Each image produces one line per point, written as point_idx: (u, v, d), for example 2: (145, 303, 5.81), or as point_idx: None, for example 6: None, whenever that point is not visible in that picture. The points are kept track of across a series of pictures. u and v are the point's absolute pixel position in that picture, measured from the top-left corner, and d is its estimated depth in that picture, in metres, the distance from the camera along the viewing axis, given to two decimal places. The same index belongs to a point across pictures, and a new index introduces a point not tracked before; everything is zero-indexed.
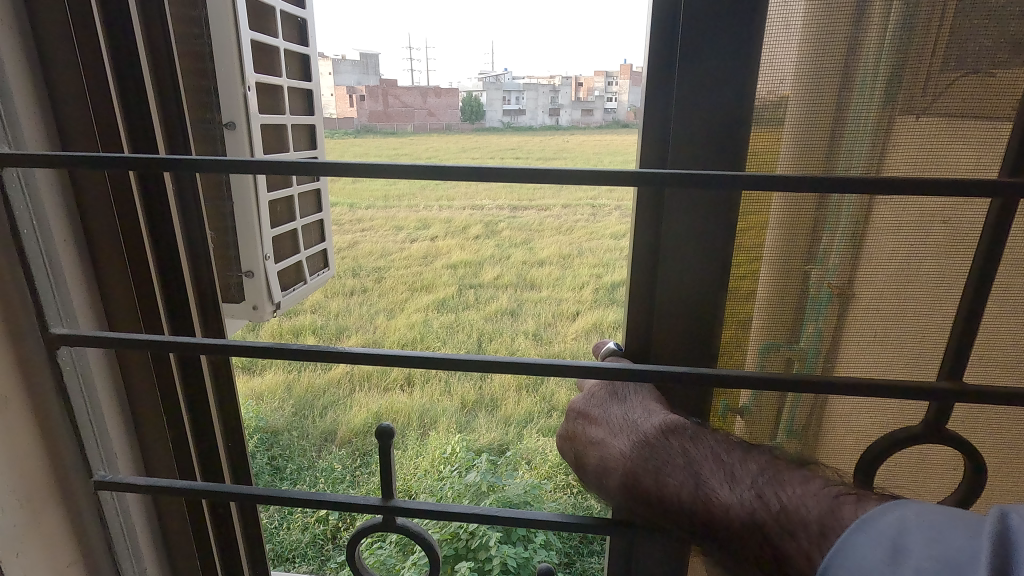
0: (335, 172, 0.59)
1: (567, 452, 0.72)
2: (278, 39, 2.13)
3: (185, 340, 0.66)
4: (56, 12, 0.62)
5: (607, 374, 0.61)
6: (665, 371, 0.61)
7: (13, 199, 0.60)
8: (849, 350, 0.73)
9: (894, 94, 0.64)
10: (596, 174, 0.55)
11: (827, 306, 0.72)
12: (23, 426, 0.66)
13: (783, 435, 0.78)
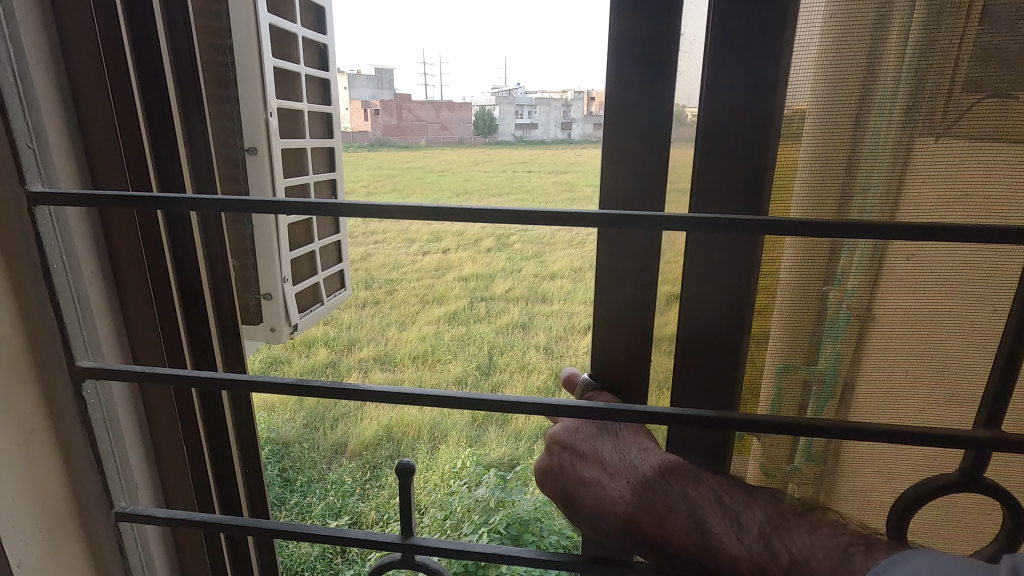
0: (356, 214, 0.59)
1: (557, 492, 0.70)
2: (300, 65, 2.17)
3: (208, 376, 0.67)
4: (89, 55, 0.63)
5: (628, 417, 0.61)
6: (687, 415, 0.60)
7: (45, 234, 0.61)
8: (869, 376, 0.71)
9: (915, 114, 0.61)
10: (619, 218, 0.55)
11: (844, 329, 0.70)
12: (46, 457, 0.66)
13: (802, 459, 0.76)
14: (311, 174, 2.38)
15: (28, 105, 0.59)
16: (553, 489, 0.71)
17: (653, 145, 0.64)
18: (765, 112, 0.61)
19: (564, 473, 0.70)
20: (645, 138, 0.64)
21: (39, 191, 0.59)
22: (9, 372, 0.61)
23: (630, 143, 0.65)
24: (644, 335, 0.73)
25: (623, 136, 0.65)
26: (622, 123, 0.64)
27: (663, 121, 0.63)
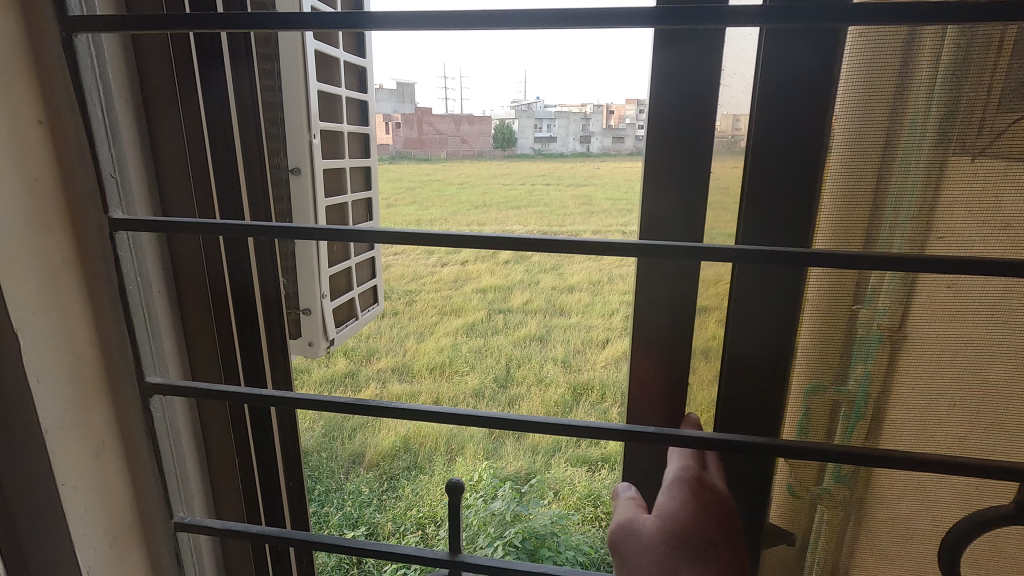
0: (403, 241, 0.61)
1: (677, 488, 0.71)
2: (341, 87, 2.25)
3: (262, 394, 0.70)
4: (166, 90, 0.68)
5: (680, 442, 0.62)
6: (733, 441, 0.61)
7: (123, 258, 0.66)
8: (900, 402, 0.69)
9: (948, 133, 0.59)
10: (674, 249, 0.57)
11: (877, 349, 0.68)
12: (114, 468, 0.69)
13: (831, 481, 0.76)
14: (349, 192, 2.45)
15: (112, 137, 0.63)
16: (663, 493, 0.71)
17: (690, 167, 0.68)
18: (805, 147, 0.63)
19: (699, 485, 0.71)
20: (684, 159, 0.68)
21: (121, 218, 0.63)
22: (82, 387, 0.65)
23: (671, 167, 0.68)
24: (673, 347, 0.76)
25: (662, 158, 0.68)
26: (663, 145, 0.68)
27: (702, 144, 0.67)
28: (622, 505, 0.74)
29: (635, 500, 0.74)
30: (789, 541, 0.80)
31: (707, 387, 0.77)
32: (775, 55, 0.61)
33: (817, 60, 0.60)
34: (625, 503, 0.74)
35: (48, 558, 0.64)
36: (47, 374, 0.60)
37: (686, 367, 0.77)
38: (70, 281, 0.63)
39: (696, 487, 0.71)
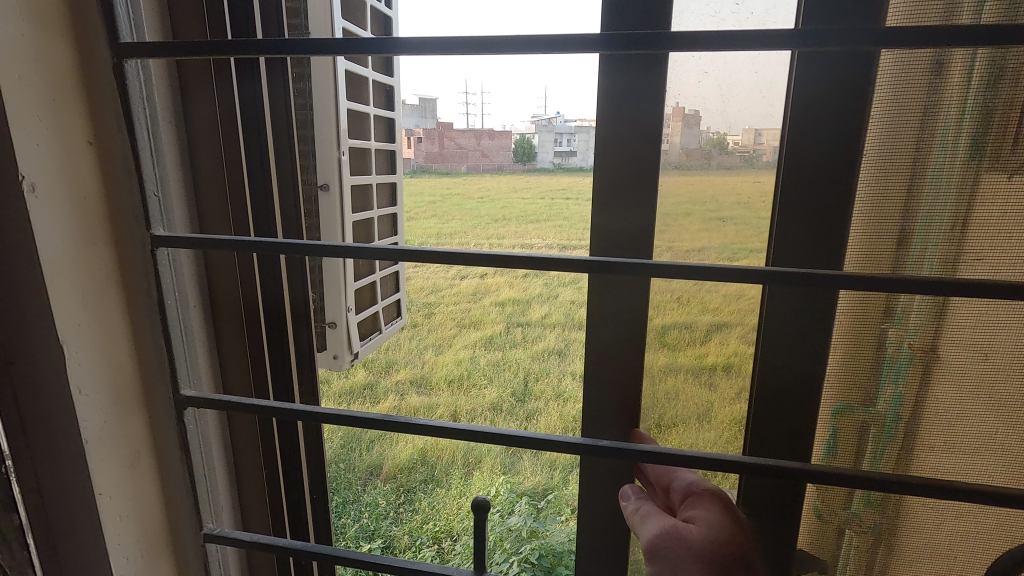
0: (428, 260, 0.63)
1: (711, 499, 0.71)
2: (369, 106, 2.30)
3: (290, 408, 0.70)
4: (207, 111, 0.71)
5: (711, 465, 0.62)
6: (765, 464, 0.61)
7: (163, 274, 0.68)
8: (933, 424, 0.68)
9: (980, 148, 0.60)
10: (705, 270, 0.57)
11: (907, 368, 0.68)
12: (147, 479, 0.71)
13: (860, 505, 0.73)
14: (375, 207, 2.49)
15: (156, 157, 0.66)
16: (697, 503, 0.70)
17: (637, 180, 0.68)
18: (839, 166, 0.62)
19: (727, 497, 0.72)
20: (632, 173, 0.68)
21: (163, 235, 0.66)
22: (122, 399, 0.66)
23: (621, 184, 0.69)
24: (696, 364, 0.76)
25: (611, 172, 0.68)
26: (612, 158, 0.68)
27: (650, 156, 0.67)
28: (649, 509, 0.70)
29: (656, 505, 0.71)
30: (820, 568, 0.77)
31: (733, 407, 0.76)
32: (808, 76, 0.61)
33: (852, 81, 0.60)
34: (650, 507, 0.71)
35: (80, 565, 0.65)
36: (90, 385, 0.62)
37: (707, 384, 0.76)
38: (113, 296, 0.65)
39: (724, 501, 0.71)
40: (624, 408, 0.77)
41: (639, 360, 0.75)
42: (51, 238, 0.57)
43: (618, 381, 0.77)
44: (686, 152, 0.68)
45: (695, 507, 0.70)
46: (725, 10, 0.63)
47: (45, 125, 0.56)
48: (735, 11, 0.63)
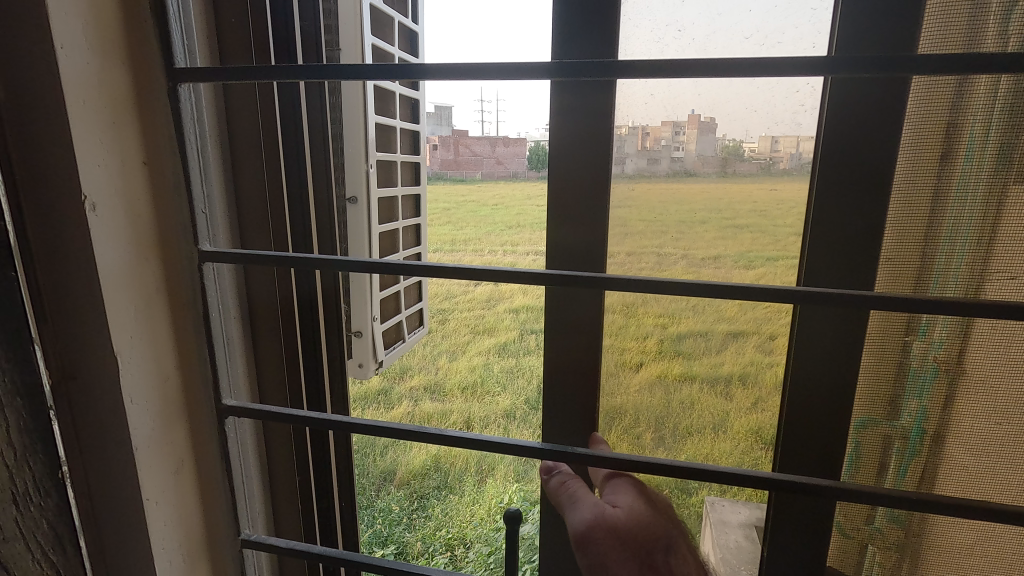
0: (471, 275, 0.65)
1: (631, 489, 0.80)
2: (396, 120, 2.35)
3: (330, 418, 0.73)
4: (250, 130, 0.74)
5: (747, 482, 0.62)
6: (799, 482, 0.61)
7: (209, 288, 0.71)
8: (960, 438, 0.69)
9: (1005, 166, 0.62)
10: (742, 289, 0.57)
11: (933, 381, 0.70)
12: (190, 486, 0.73)
13: (885, 522, 0.75)
14: (401, 220, 2.52)
15: (205, 176, 0.70)
16: (626, 488, 0.79)
17: (588, 200, 0.72)
18: (870, 184, 0.63)
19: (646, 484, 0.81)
20: (582, 192, 0.72)
21: (209, 250, 0.69)
22: (171, 409, 0.69)
23: (576, 202, 0.72)
24: (711, 373, 0.78)
25: (562, 189, 0.72)
26: (564, 175, 0.72)
27: (600, 173, 0.71)
28: (583, 490, 0.77)
29: (585, 484, 0.78)
30: None
31: (757, 422, 0.76)
32: (842, 99, 0.61)
33: (887, 105, 0.60)
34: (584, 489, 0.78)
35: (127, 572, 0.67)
36: (139, 395, 0.64)
37: (722, 393, 0.78)
38: (164, 310, 0.67)
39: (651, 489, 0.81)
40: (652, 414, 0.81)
41: None
42: (110, 254, 0.60)
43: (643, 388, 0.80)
44: (702, 159, 0.71)
45: (624, 491, 0.79)
46: (668, 36, 0.69)
47: (106, 146, 0.59)
48: (677, 37, 0.69)
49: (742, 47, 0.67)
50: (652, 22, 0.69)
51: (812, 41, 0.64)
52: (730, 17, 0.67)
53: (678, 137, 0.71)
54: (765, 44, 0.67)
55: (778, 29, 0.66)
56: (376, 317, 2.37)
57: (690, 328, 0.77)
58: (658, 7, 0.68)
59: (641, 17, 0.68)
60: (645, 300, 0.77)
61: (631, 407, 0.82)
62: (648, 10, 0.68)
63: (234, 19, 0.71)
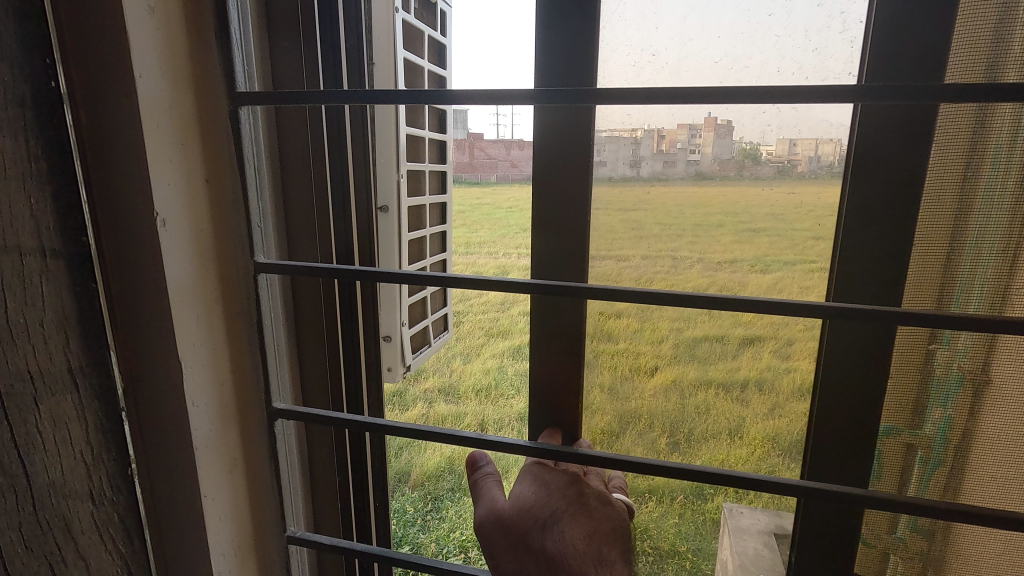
0: (515, 289, 0.66)
1: (528, 479, 0.80)
2: (425, 130, 2.39)
3: (372, 422, 0.76)
4: (301, 149, 0.78)
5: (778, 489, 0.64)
6: (827, 490, 0.64)
7: (263, 298, 0.75)
8: (983, 447, 0.72)
9: None
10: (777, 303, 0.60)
11: (958, 391, 0.71)
12: (242, 486, 0.77)
13: (906, 530, 0.77)
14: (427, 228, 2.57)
15: (258, 193, 0.74)
16: (523, 480, 0.80)
17: (573, 215, 0.76)
18: (899, 201, 0.65)
19: (547, 472, 0.81)
20: (563, 207, 0.76)
21: (265, 262, 0.73)
22: (225, 413, 0.73)
23: (564, 217, 0.76)
24: (726, 377, 0.80)
25: (545, 203, 0.77)
26: (547, 190, 0.76)
27: (580, 190, 0.75)
28: (485, 484, 0.82)
29: (490, 486, 0.81)
30: None
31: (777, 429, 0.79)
32: (874, 121, 0.63)
33: (912, 131, 0.62)
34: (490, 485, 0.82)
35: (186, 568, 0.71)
36: (201, 398, 0.69)
37: (739, 398, 0.81)
38: (225, 320, 0.71)
39: (553, 480, 0.79)
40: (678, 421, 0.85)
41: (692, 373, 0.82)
42: (177, 266, 0.64)
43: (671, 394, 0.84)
44: (718, 161, 0.74)
45: (522, 483, 0.80)
46: (643, 60, 0.74)
47: (175, 167, 0.63)
48: (651, 62, 0.74)
49: (712, 70, 0.73)
50: (627, 47, 0.73)
51: (778, 65, 0.70)
52: (699, 43, 0.72)
53: (695, 140, 0.74)
54: (733, 68, 0.72)
55: (746, 53, 0.71)
56: (404, 323, 2.41)
57: (706, 331, 0.80)
58: (634, 33, 0.73)
59: (618, 42, 0.73)
60: (660, 309, 0.80)
61: (647, 411, 0.86)
62: (624, 36, 0.73)
63: (286, 44, 0.76)
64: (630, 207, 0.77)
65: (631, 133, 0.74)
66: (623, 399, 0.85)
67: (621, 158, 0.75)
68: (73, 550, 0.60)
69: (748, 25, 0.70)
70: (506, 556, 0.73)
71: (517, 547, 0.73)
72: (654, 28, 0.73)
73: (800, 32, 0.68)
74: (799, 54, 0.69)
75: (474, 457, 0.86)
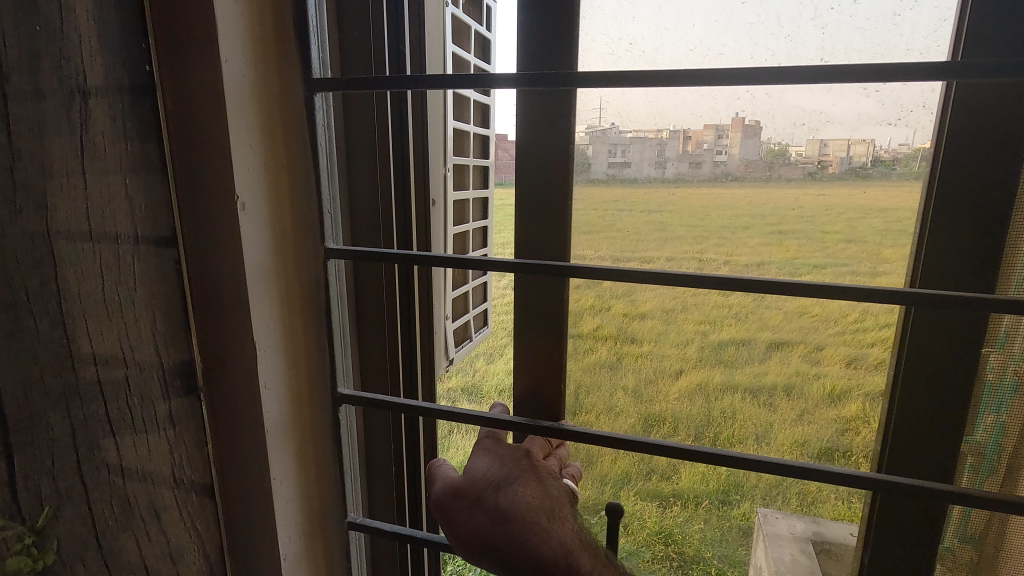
0: (574, 272, 0.69)
1: (483, 450, 0.78)
2: None
3: (428, 406, 0.77)
4: (365, 135, 0.79)
5: (839, 479, 0.64)
6: (889, 481, 0.63)
7: (332, 281, 0.76)
8: None
9: None
10: (840, 289, 0.60)
11: (1013, 393, 0.67)
12: (309, 466, 0.77)
13: (956, 540, 0.72)
14: None
15: (328, 177, 0.74)
16: (477, 454, 0.77)
17: (554, 201, 0.77)
18: (995, 179, 0.62)
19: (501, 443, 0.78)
20: (544, 194, 0.77)
21: (334, 248, 0.74)
22: (296, 397, 0.73)
23: (550, 202, 0.77)
24: (754, 383, 0.79)
25: (526, 191, 0.77)
26: (528, 178, 0.77)
27: (564, 177, 0.76)
28: (444, 466, 0.79)
29: (444, 466, 0.79)
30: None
31: (804, 440, 0.78)
32: (969, 104, 0.61)
33: (1005, 112, 0.60)
34: (447, 468, 0.79)
35: (254, 550, 0.73)
36: (272, 378, 0.68)
37: (765, 403, 0.79)
38: (297, 305, 0.72)
39: (507, 450, 0.77)
40: (707, 419, 0.82)
41: (714, 380, 0.81)
42: (254, 251, 0.64)
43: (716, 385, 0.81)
44: (745, 162, 0.72)
45: (475, 458, 0.77)
46: (620, 49, 0.73)
47: (254, 150, 0.63)
48: (629, 50, 0.73)
49: (687, 58, 0.71)
50: (606, 37, 0.73)
51: (751, 52, 0.69)
52: (675, 32, 0.71)
53: (721, 141, 0.73)
54: (708, 55, 0.71)
55: (720, 42, 0.70)
56: None
57: (732, 334, 0.78)
58: (611, 23, 0.72)
59: (596, 31, 0.73)
60: (695, 298, 0.79)
61: (671, 414, 0.83)
62: (602, 26, 0.73)
63: (356, 32, 0.76)
64: (655, 207, 0.77)
65: (656, 134, 0.75)
66: (647, 401, 0.84)
67: (646, 159, 0.76)
68: (155, 520, 0.64)
69: (722, 13, 0.69)
70: (463, 520, 0.72)
71: (471, 508, 0.72)
72: (630, 18, 0.72)
73: (773, 18, 0.68)
74: (772, 40, 0.68)
75: (432, 461, 0.80)
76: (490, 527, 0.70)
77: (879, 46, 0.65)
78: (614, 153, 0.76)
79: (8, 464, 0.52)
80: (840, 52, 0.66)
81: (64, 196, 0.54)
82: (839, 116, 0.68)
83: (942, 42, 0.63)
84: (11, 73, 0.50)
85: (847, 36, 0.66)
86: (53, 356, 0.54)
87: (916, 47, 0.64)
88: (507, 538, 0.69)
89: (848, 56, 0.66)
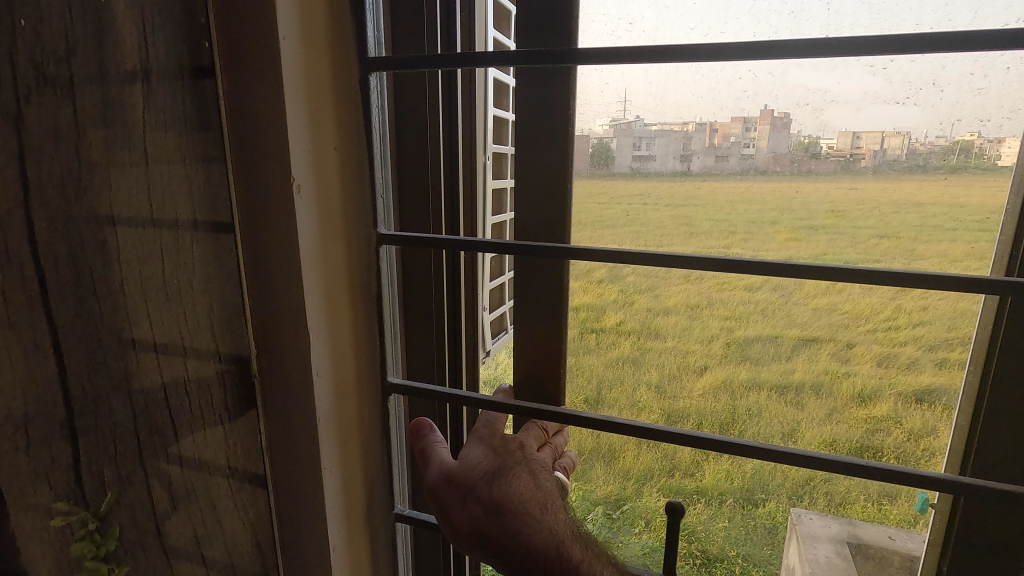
0: (622, 259, 0.65)
1: (479, 440, 0.74)
2: None
3: (473, 395, 0.74)
4: (416, 123, 0.77)
5: (913, 481, 0.60)
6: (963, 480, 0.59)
7: (383, 270, 0.75)
8: None
9: None
10: (907, 277, 0.56)
11: None
12: (358, 458, 0.76)
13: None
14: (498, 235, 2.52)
15: (380, 163, 0.74)
16: (471, 444, 0.74)
17: (553, 187, 0.72)
18: None
19: (496, 431, 0.75)
20: (542, 179, 0.72)
21: (387, 233, 0.73)
22: (345, 385, 0.72)
23: (555, 188, 0.72)
24: (783, 381, 0.74)
25: (528, 175, 0.73)
26: (528, 163, 0.72)
27: (564, 164, 0.71)
28: (435, 446, 0.74)
29: (437, 445, 0.75)
30: None
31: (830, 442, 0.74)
32: None
33: None
34: (437, 444, 0.75)
35: (303, 535, 0.72)
36: (321, 366, 0.67)
37: (793, 402, 0.75)
38: (347, 292, 0.70)
39: (501, 439, 0.74)
40: (728, 412, 0.78)
41: (741, 376, 0.76)
42: (309, 237, 0.63)
43: (755, 382, 0.76)
44: (774, 156, 0.67)
45: (469, 446, 0.74)
46: (621, 29, 0.70)
47: (309, 130, 0.62)
48: (630, 29, 0.69)
49: (689, 37, 0.67)
50: (604, 17, 0.69)
51: (753, 30, 0.65)
52: (674, 11, 0.68)
53: (750, 133, 0.68)
54: (709, 34, 0.67)
55: (720, 20, 0.66)
56: None
57: (756, 331, 0.75)
58: (611, 2, 0.69)
59: (593, 11, 0.69)
60: (715, 297, 0.75)
61: (693, 412, 0.80)
62: (600, 6, 0.69)
63: (399, 11, 0.74)
64: (677, 201, 0.73)
65: (682, 127, 0.71)
66: (671, 397, 0.80)
67: (671, 152, 0.72)
68: (210, 509, 0.64)
69: None
70: (457, 509, 0.69)
71: (465, 497, 0.69)
72: None
73: None
74: (775, 17, 0.64)
75: (421, 432, 0.76)
76: (485, 519, 0.68)
77: (887, 20, 0.61)
78: (638, 146, 0.73)
79: (73, 451, 0.50)
80: (845, 28, 0.62)
81: (125, 176, 0.52)
82: (844, 95, 0.64)
83: (951, 16, 0.60)
84: (77, 45, 0.48)
85: (852, 13, 0.62)
86: (115, 339, 0.53)
87: (926, 21, 0.60)
88: (499, 530, 0.67)
89: (853, 33, 0.62)
